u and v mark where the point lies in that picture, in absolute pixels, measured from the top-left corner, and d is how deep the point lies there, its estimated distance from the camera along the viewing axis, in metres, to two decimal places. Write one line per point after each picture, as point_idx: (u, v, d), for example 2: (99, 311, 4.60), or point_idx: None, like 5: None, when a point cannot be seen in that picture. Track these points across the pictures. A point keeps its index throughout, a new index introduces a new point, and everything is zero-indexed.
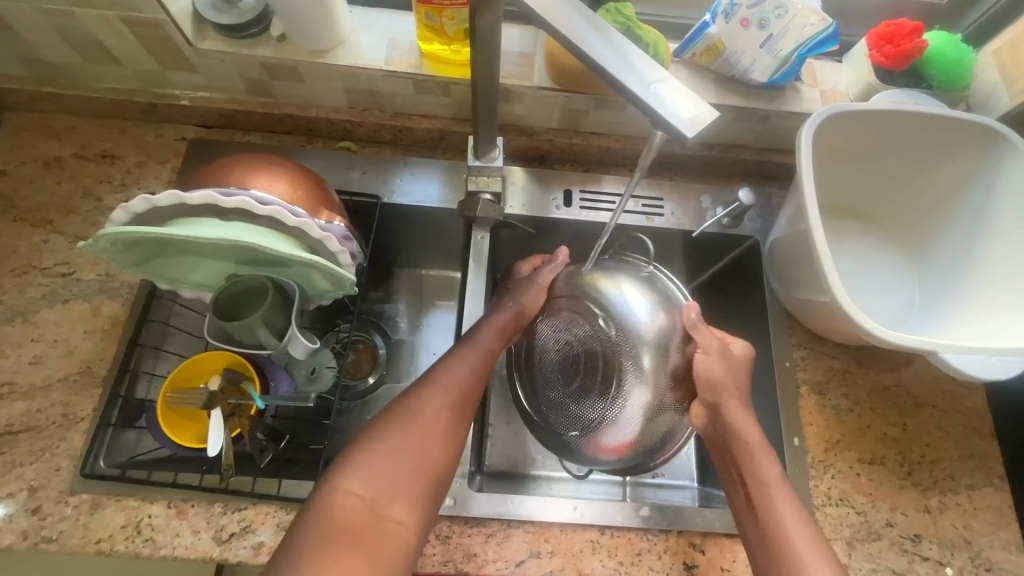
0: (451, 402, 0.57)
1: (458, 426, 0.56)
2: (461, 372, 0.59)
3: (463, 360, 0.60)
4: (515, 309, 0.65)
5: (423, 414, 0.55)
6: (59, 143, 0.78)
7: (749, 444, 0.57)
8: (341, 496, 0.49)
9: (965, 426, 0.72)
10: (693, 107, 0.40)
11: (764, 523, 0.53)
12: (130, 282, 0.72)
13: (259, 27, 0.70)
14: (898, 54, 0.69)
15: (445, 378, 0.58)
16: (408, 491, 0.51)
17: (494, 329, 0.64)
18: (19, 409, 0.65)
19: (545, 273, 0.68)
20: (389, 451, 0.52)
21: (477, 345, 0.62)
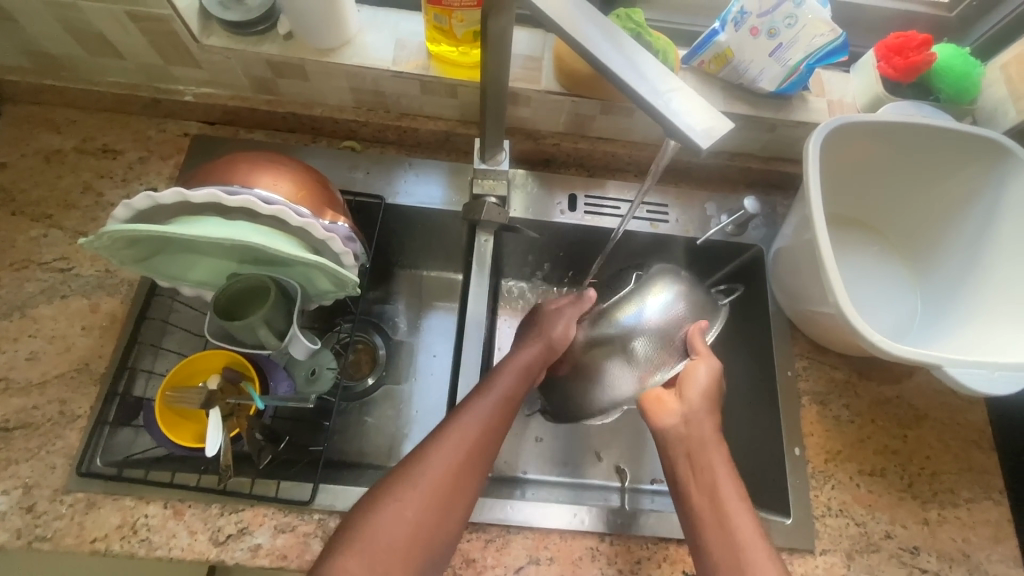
0: (458, 465, 0.53)
1: (462, 493, 0.53)
2: (473, 428, 0.56)
3: (479, 410, 0.57)
4: (544, 345, 0.64)
5: (428, 480, 0.52)
6: (60, 136, 0.77)
7: (704, 440, 0.56)
8: (335, 570, 0.48)
9: (965, 439, 0.72)
10: (708, 116, 0.40)
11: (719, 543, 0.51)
12: (130, 278, 0.71)
13: (265, 24, 0.70)
14: (906, 67, 0.69)
15: (457, 433, 0.55)
16: (401, 569, 0.49)
17: (516, 369, 0.61)
18: (15, 406, 0.64)
19: (568, 311, 0.66)
20: (388, 525, 0.50)
21: (498, 390, 0.59)
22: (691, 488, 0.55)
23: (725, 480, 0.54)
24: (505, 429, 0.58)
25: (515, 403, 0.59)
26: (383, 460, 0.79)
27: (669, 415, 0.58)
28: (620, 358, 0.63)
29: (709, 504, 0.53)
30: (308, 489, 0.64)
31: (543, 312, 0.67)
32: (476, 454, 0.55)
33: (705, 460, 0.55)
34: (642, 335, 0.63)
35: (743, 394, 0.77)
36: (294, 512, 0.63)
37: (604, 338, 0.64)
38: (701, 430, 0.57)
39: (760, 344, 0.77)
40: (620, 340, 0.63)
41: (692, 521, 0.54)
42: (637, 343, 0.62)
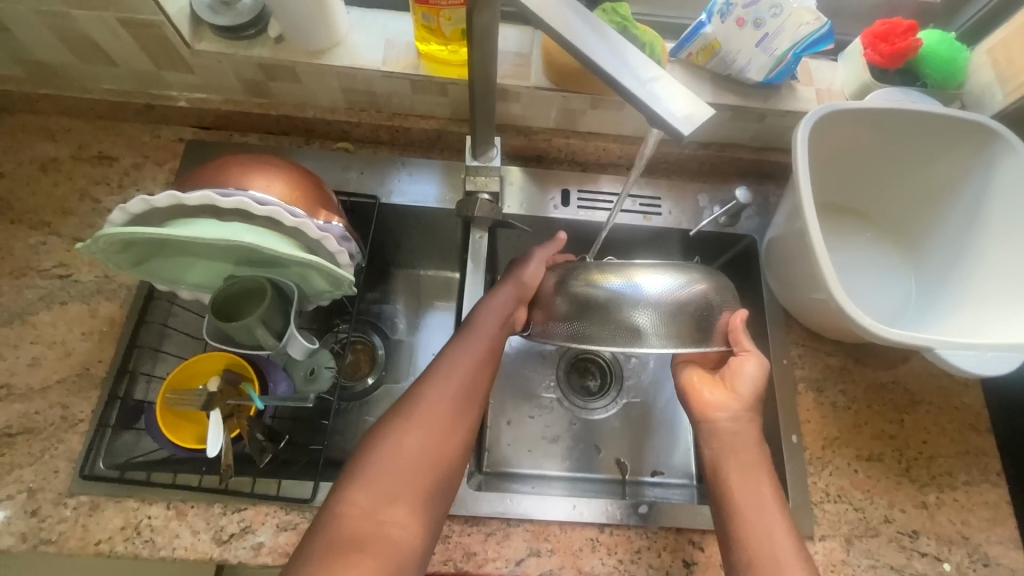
0: (454, 394, 0.55)
1: (463, 421, 0.55)
2: (463, 359, 0.58)
3: (464, 348, 0.59)
4: (515, 284, 0.64)
5: (426, 412, 0.54)
6: (56, 145, 0.78)
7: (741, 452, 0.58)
8: (344, 507, 0.48)
9: (961, 422, 0.72)
10: (692, 103, 0.41)
11: (758, 553, 0.52)
12: (128, 283, 0.72)
13: (256, 28, 0.70)
14: (892, 53, 0.69)
15: (447, 369, 0.57)
16: (410, 494, 0.50)
17: (494, 311, 0.62)
18: (17, 411, 0.65)
19: (539, 254, 0.67)
20: (388, 455, 0.51)
21: (480, 333, 0.60)
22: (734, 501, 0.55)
23: (769, 496, 0.55)
24: (493, 364, 0.59)
25: (500, 340, 0.61)
26: None
27: (718, 412, 0.61)
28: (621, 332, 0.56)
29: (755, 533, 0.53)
30: (310, 487, 0.64)
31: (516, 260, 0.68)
32: (470, 392, 0.56)
33: (744, 480, 0.56)
34: (647, 314, 0.55)
35: None
36: (296, 510, 0.63)
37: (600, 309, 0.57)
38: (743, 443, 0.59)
39: (755, 333, 0.77)
40: (615, 310, 0.56)
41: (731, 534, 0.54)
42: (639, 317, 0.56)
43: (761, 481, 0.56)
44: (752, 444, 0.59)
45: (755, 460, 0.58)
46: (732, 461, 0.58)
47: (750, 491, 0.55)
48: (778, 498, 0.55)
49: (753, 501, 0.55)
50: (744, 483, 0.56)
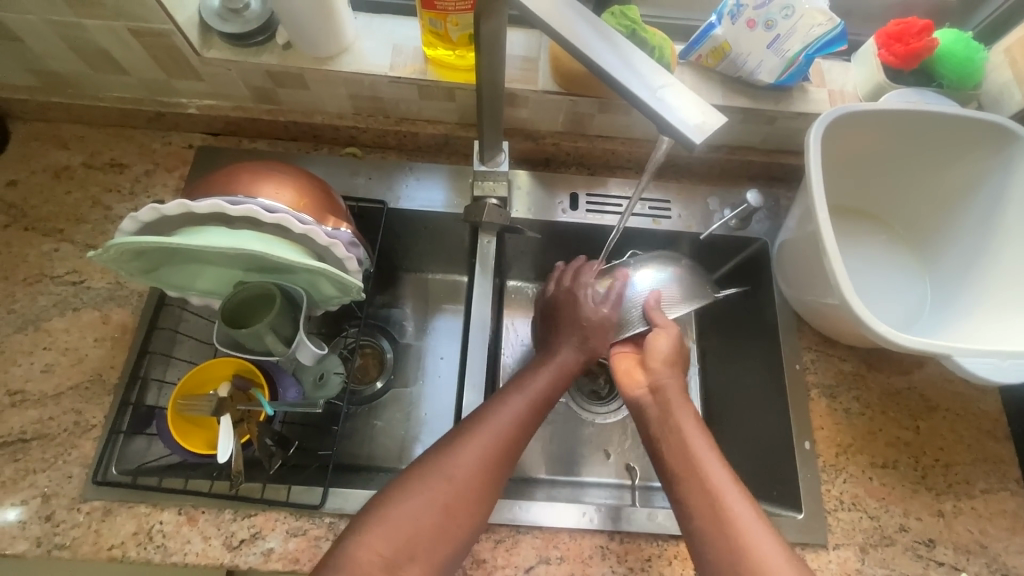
0: (491, 454, 0.55)
1: (495, 483, 0.55)
2: (509, 419, 0.57)
3: (512, 406, 0.59)
4: (586, 338, 0.66)
5: (461, 469, 0.53)
6: (68, 152, 0.79)
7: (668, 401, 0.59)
8: (361, 550, 0.49)
9: (979, 429, 0.71)
10: (701, 111, 0.40)
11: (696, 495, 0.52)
12: (139, 289, 0.73)
13: (264, 35, 0.70)
14: (907, 54, 0.68)
15: (493, 426, 0.56)
16: (426, 553, 0.50)
17: (556, 366, 0.64)
18: (32, 417, 0.66)
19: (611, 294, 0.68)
20: (413, 507, 0.51)
21: (531, 389, 0.61)
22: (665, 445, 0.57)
23: (697, 437, 0.56)
24: (534, 427, 0.59)
25: (550, 401, 0.62)
26: (394, 462, 0.79)
27: (636, 387, 0.62)
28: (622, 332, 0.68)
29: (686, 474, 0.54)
30: (318, 493, 0.64)
31: (572, 299, 0.69)
32: (509, 452, 0.56)
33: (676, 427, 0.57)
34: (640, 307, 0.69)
35: (752, 388, 0.77)
36: (305, 516, 0.63)
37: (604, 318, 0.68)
38: (667, 398, 0.59)
39: (766, 338, 0.77)
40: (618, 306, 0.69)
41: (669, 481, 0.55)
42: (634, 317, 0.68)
43: (689, 434, 0.56)
44: (672, 399, 0.59)
45: (678, 413, 0.58)
46: (659, 424, 0.58)
47: (679, 438, 0.56)
48: (711, 443, 0.56)
49: (687, 456, 0.55)
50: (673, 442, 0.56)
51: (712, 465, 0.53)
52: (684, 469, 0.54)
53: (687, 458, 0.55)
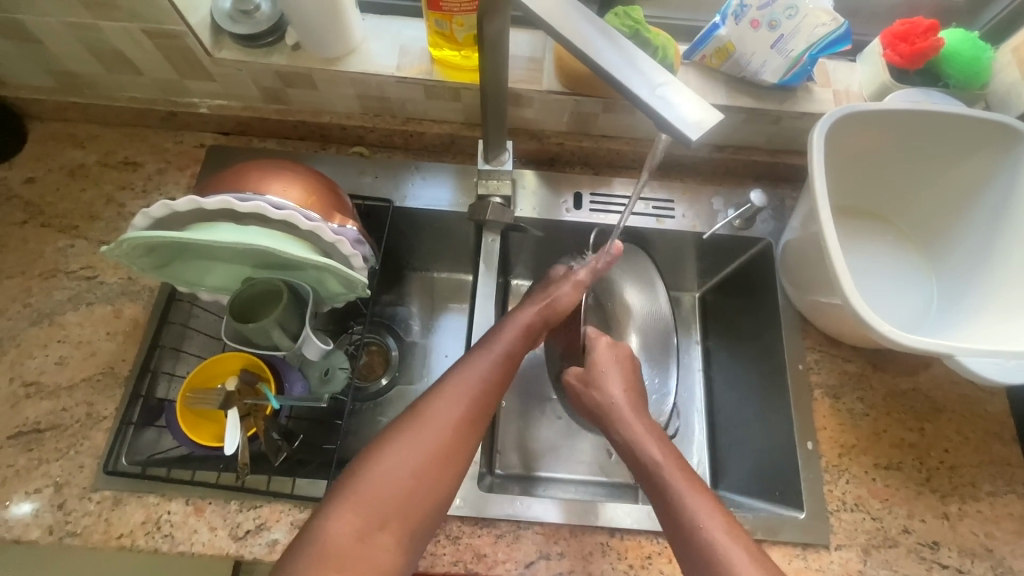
0: (459, 412, 0.54)
1: (467, 440, 0.53)
2: (473, 376, 0.56)
3: (476, 364, 0.58)
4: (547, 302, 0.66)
5: (429, 432, 0.52)
6: (83, 151, 0.81)
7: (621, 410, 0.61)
8: (331, 521, 0.47)
9: (985, 431, 0.70)
10: (699, 109, 0.41)
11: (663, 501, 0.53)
12: (150, 285, 0.74)
13: (274, 36, 0.72)
14: (913, 53, 0.68)
15: (460, 385, 0.55)
16: (399, 517, 0.48)
17: (518, 326, 0.63)
18: (46, 408, 0.67)
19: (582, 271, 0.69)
20: (382, 473, 0.49)
21: (496, 346, 0.60)
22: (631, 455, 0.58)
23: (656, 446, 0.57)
24: (504, 384, 0.58)
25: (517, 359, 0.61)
26: None
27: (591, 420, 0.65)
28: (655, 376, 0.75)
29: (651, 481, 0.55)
30: (323, 487, 0.65)
31: (551, 278, 0.70)
32: (480, 411, 0.55)
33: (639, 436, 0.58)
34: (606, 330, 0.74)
35: (756, 389, 0.77)
36: (310, 509, 0.64)
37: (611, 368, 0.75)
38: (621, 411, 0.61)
39: (770, 338, 0.77)
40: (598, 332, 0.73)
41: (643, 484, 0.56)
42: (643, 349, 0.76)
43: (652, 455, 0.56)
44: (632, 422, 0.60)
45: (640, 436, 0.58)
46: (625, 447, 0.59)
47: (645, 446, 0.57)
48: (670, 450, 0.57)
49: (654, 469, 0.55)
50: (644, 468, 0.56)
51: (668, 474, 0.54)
52: (654, 488, 0.54)
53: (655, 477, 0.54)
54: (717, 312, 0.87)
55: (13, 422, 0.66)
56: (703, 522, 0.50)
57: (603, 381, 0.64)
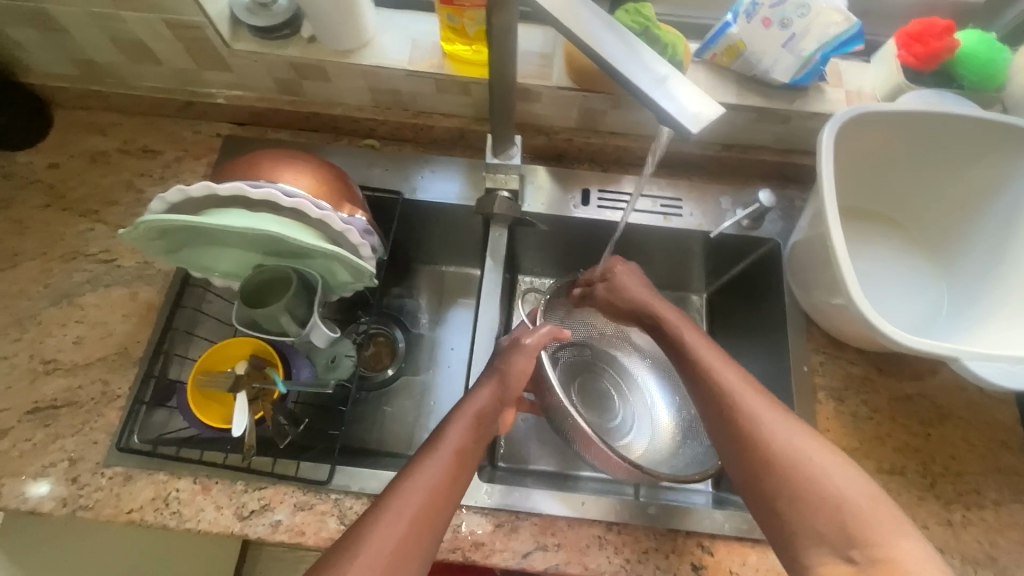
0: (403, 528, 0.50)
1: (415, 555, 0.50)
2: (417, 490, 0.53)
3: (424, 475, 0.54)
4: (497, 382, 0.63)
5: (364, 558, 0.48)
6: (105, 139, 0.83)
7: (716, 369, 0.59)
8: None
9: (992, 439, 0.69)
10: (700, 102, 0.41)
11: (780, 462, 0.51)
12: (165, 269, 0.76)
13: (289, 29, 0.73)
14: (926, 54, 0.67)
15: (396, 506, 0.51)
16: None
17: (466, 419, 0.59)
18: (62, 385, 0.70)
19: (533, 338, 0.65)
20: None
21: (443, 448, 0.56)
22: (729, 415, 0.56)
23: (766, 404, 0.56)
24: (452, 493, 0.54)
25: (467, 461, 0.57)
26: (402, 449, 0.82)
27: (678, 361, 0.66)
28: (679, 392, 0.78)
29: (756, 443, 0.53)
30: (326, 471, 0.66)
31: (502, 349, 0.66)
32: (424, 523, 0.51)
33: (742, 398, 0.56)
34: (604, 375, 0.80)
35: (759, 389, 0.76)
36: (312, 492, 0.66)
37: (630, 393, 0.80)
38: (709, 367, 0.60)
39: (775, 340, 0.76)
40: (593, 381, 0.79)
41: (746, 444, 0.54)
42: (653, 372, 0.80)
43: (768, 424, 0.54)
44: (737, 389, 0.57)
45: (748, 403, 0.56)
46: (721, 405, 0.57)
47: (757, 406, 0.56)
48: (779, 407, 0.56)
49: (757, 428, 0.54)
50: (751, 439, 0.53)
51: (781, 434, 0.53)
52: (758, 452, 0.53)
53: (779, 447, 0.52)
54: (723, 312, 0.86)
55: (31, 397, 0.69)
56: (847, 490, 0.49)
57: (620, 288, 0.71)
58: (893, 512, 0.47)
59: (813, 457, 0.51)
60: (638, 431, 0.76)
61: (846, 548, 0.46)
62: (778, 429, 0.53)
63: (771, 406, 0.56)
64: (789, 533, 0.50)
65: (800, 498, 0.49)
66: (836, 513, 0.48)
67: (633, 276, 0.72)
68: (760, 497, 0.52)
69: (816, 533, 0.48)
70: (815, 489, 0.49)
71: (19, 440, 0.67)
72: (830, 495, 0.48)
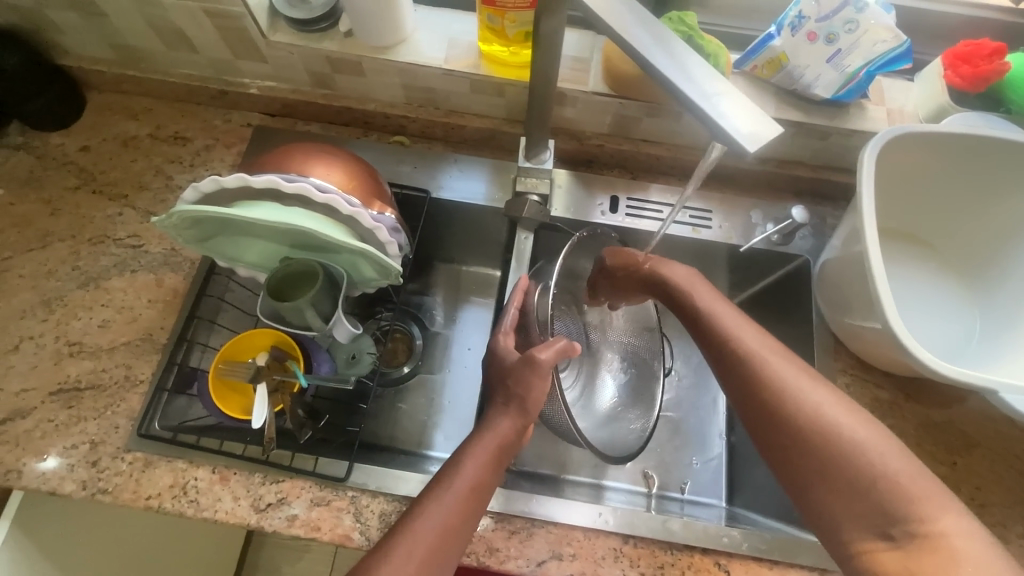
0: (418, 560, 0.50)
1: None
2: (432, 526, 0.52)
3: (440, 506, 0.54)
4: (517, 411, 0.61)
5: None
6: (137, 123, 0.83)
7: (735, 332, 0.59)
8: None
9: (1021, 472, 0.68)
10: (754, 121, 0.40)
11: (807, 426, 0.50)
12: (191, 257, 0.76)
13: (328, 22, 0.73)
14: (975, 76, 0.65)
15: (405, 546, 0.51)
16: None
17: (483, 450, 0.58)
18: (86, 367, 0.70)
19: (547, 350, 0.61)
20: None
21: (461, 478, 0.56)
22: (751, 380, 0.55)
23: (791, 367, 0.55)
24: (467, 528, 0.54)
25: (483, 493, 0.56)
26: (417, 447, 0.81)
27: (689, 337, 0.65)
28: (635, 390, 0.76)
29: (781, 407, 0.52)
30: (344, 467, 0.66)
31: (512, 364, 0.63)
32: (439, 551, 0.52)
33: (766, 361, 0.55)
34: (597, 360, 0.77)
35: None
36: (329, 487, 0.66)
37: (604, 376, 0.77)
38: (727, 327, 0.59)
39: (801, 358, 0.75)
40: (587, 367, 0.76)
41: (769, 408, 0.53)
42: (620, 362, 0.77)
43: (800, 393, 0.52)
44: (764, 357, 0.56)
45: (780, 373, 0.54)
46: (740, 368, 0.56)
47: (782, 368, 0.55)
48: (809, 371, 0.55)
49: (782, 391, 0.53)
50: (782, 412, 0.52)
51: (812, 396, 0.52)
52: (777, 414, 0.52)
53: (812, 418, 0.51)
54: None
55: (55, 378, 0.69)
56: (881, 453, 0.48)
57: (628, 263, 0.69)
58: (931, 483, 0.46)
59: (846, 422, 0.50)
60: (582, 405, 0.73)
61: (884, 525, 0.46)
62: (813, 400, 0.52)
63: (801, 373, 0.54)
64: (819, 502, 0.49)
65: (833, 471, 0.48)
66: (872, 487, 0.47)
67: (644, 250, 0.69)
68: (788, 466, 0.51)
69: (851, 508, 0.47)
70: (849, 460, 0.48)
71: (42, 421, 0.67)
72: (864, 466, 0.47)
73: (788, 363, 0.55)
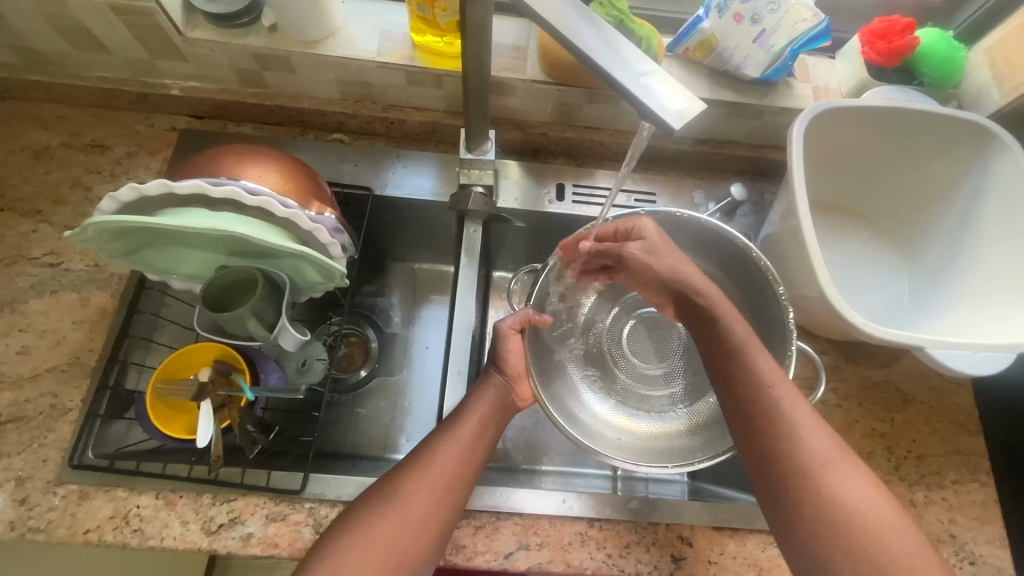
0: (464, 456, 0.56)
1: (469, 479, 0.56)
2: (474, 424, 0.58)
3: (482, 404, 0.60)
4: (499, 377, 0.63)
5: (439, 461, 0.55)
6: (48, 133, 0.77)
7: (768, 385, 0.53)
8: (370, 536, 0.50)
9: (952, 422, 0.72)
10: (683, 98, 0.40)
11: (835, 506, 0.47)
12: (119, 272, 0.72)
13: (250, 17, 0.69)
14: (890, 51, 0.69)
15: (455, 436, 0.57)
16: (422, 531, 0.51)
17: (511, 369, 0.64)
18: (7, 400, 0.65)
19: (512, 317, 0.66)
20: (415, 494, 0.52)
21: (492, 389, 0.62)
22: (780, 445, 0.50)
23: (826, 437, 0.51)
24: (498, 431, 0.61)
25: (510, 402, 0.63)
26: (379, 451, 0.80)
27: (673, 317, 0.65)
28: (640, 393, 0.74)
29: (810, 481, 0.49)
30: (299, 479, 0.64)
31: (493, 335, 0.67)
32: (465, 470, 0.55)
33: (795, 427, 0.51)
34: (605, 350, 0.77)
35: None
36: (285, 501, 0.63)
37: (609, 374, 0.76)
38: (760, 380, 0.53)
39: None
40: (597, 357, 0.77)
41: (796, 479, 0.49)
42: (627, 363, 0.76)
43: (829, 469, 0.49)
44: (780, 397, 0.52)
45: (812, 443, 0.50)
46: (769, 431, 0.51)
47: (817, 437, 0.50)
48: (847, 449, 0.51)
49: (813, 466, 0.49)
50: (809, 485, 0.49)
51: (845, 478, 0.48)
52: (802, 490, 0.49)
53: (838, 501, 0.47)
54: None
55: None
56: (904, 550, 0.46)
57: (656, 245, 0.63)
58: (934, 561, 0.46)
59: (876, 510, 0.47)
60: (575, 393, 0.73)
61: None
62: (843, 482, 0.48)
63: (835, 445, 0.50)
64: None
65: (832, 526, 0.47)
66: (868, 547, 0.46)
67: (669, 246, 0.63)
68: (799, 542, 0.48)
69: None
70: (863, 534, 0.46)
71: None
72: (861, 516, 0.47)
73: (821, 432, 0.51)
